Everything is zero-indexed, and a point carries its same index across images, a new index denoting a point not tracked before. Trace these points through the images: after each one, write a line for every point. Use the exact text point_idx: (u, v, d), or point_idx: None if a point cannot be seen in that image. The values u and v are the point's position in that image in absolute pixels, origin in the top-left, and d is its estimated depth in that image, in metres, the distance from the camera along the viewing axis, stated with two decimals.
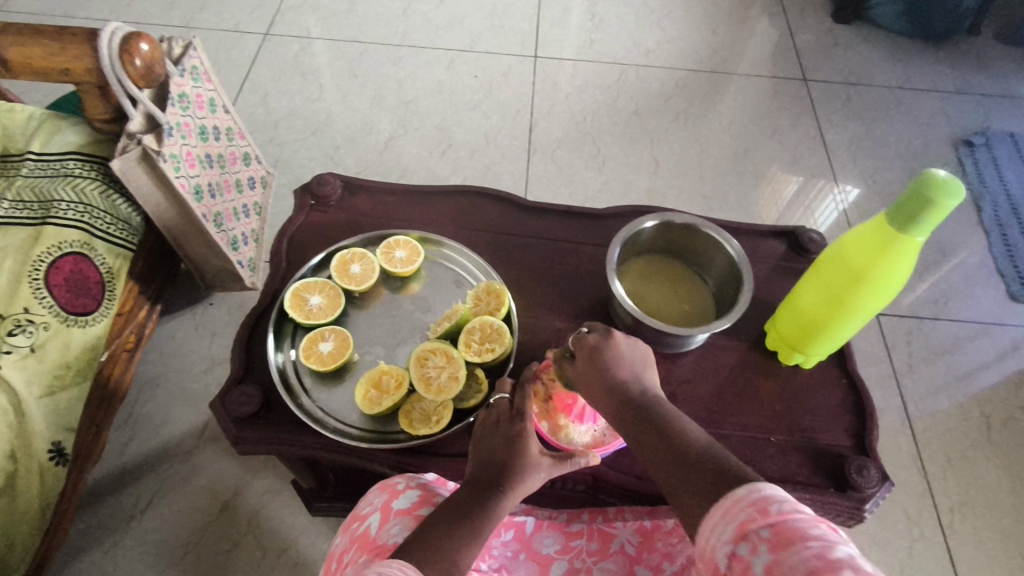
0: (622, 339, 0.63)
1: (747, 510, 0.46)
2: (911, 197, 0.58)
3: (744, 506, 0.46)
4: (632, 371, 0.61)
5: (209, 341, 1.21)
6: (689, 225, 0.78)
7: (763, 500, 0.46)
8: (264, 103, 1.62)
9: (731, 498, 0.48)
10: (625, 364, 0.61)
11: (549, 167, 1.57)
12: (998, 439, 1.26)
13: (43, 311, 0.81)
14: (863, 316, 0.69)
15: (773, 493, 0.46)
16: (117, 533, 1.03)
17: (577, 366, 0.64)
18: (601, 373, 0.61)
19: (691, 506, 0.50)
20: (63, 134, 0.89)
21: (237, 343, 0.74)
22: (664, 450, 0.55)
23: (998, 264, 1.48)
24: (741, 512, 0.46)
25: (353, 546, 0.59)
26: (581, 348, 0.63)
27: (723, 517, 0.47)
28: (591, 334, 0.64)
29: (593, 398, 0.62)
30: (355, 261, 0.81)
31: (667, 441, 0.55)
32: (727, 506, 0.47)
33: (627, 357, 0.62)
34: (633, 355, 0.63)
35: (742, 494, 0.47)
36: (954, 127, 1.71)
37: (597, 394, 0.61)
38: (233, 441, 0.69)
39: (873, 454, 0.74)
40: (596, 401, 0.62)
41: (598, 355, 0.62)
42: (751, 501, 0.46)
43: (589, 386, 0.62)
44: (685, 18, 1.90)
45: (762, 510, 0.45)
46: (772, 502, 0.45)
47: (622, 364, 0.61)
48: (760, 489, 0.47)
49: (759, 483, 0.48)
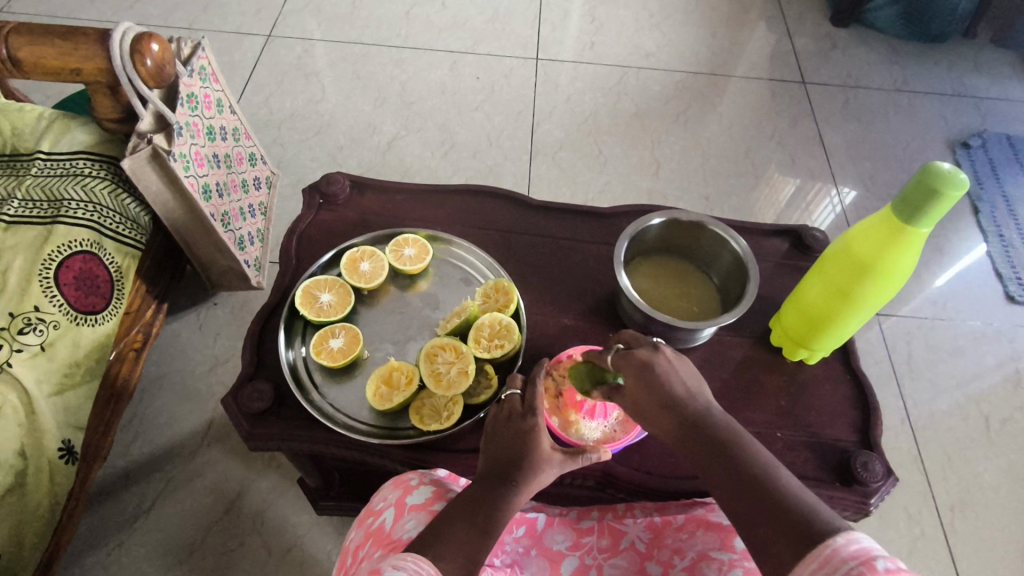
0: (673, 357, 0.63)
1: (851, 563, 0.43)
2: (916, 188, 0.59)
3: (845, 558, 0.44)
4: (689, 390, 0.60)
5: (214, 341, 1.21)
6: (695, 224, 0.79)
7: (865, 554, 0.43)
8: (267, 104, 1.63)
9: (826, 546, 0.45)
10: (680, 383, 0.60)
11: (550, 168, 1.58)
12: (996, 437, 1.27)
13: (54, 309, 0.81)
14: (870, 309, 0.70)
15: (877, 549, 0.44)
16: (123, 532, 1.03)
17: (628, 384, 0.62)
18: (657, 392, 0.60)
19: (771, 544, 0.49)
20: (73, 134, 0.90)
21: (248, 340, 0.75)
22: (735, 480, 0.54)
23: (996, 265, 1.50)
24: (843, 566, 0.44)
25: (367, 540, 0.60)
26: (632, 363, 0.62)
27: (819, 565, 0.45)
28: (643, 349, 0.63)
29: (651, 420, 0.61)
30: (365, 259, 0.81)
31: (738, 471, 0.54)
32: (824, 555, 0.45)
33: (681, 375, 0.61)
34: (685, 372, 0.62)
35: (837, 542, 0.45)
36: (951, 129, 1.73)
37: (654, 415, 0.60)
38: (245, 437, 0.70)
39: (878, 450, 0.74)
40: (656, 423, 0.61)
41: (653, 373, 0.61)
42: (852, 553, 0.44)
43: (646, 407, 0.61)
44: (684, 21, 1.91)
45: (868, 564, 0.43)
46: (878, 558, 0.43)
47: (678, 383, 0.60)
48: (861, 543, 0.44)
49: (854, 533, 0.46)
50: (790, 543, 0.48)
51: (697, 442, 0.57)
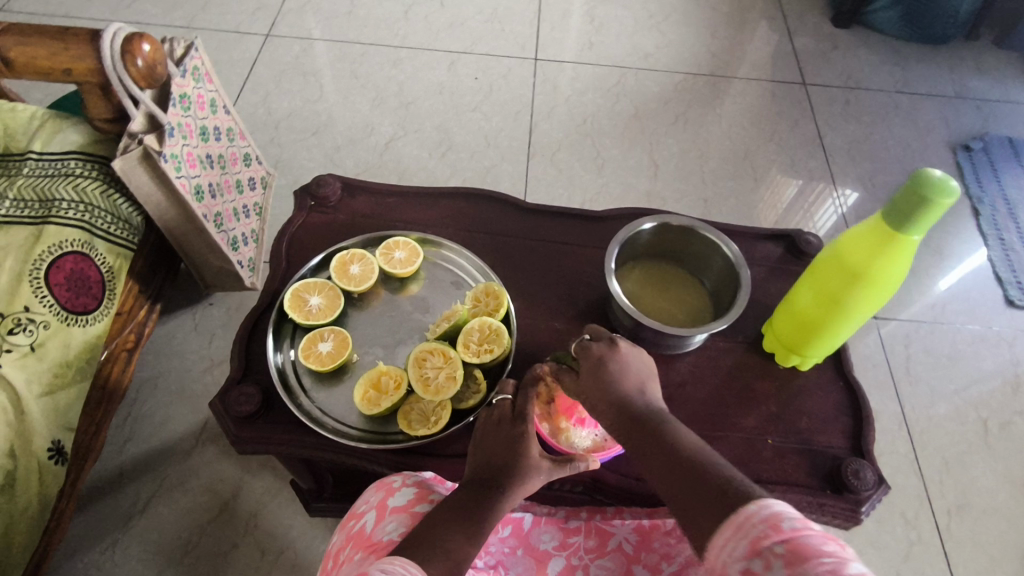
0: (627, 350, 0.64)
1: (760, 526, 0.44)
2: (907, 195, 0.58)
3: (755, 522, 0.44)
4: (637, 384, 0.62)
5: (208, 341, 1.21)
6: (687, 228, 0.78)
7: (774, 516, 0.44)
8: (265, 104, 1.63)
9: (740, 513, 0.46)
10: (629, 375, 0.62)
11: (548, 169, 1.58)
12: (994, 442, 1.26)
13: (44, 310, 0.81)
14: (861, 316, 0.69)
15: (786, 510, 0.44)
16: (115, 532, 1.03)
17: (581, 375, 0.64)
18: (606, 383, 0.62)
19: (698, 518, 0.49)
20: (65, 134, 0.90)
21: (237, 343, 0.75)
22: (668, 460, 0.54)
23: (996, 268, 1.49)
24: (752, 529, 0.44)
25: (348, 544, 0.60)
26: (586, 357, 0.64)
27: (732, 532, 0.45)
28: (598, 345, 0.64)
29: (599, 409, 0.62)
30: (354, 262, 0.81)
31: (671, 453, 0.54)
32: (738, 521, 0.45)
33: (632, 369, 0.63)
34: (638, 367, 0.63)
35: (750, 508, 0.46)
36: (952, 132, 1.72)
37: (601, 404, 0.62)
38: (232, 440, 0.70)
39: (869, 457, 0.74)
40: (602, 412, 0.62)
41: (603, 365, 0.62)
42: (763, 517, 0.44)
43: (594, 397, 0.62)
44: (685, 21, 1.90)
45: (773, 526, 0.43)
46: (784, 518, 0.43)
47: (628, 377, 0.62)
48: (772, 506, 0.44)
49: (768, 500, 0.46)
50: (714, 516, 0.48)
51: (636, 429, 0.58)
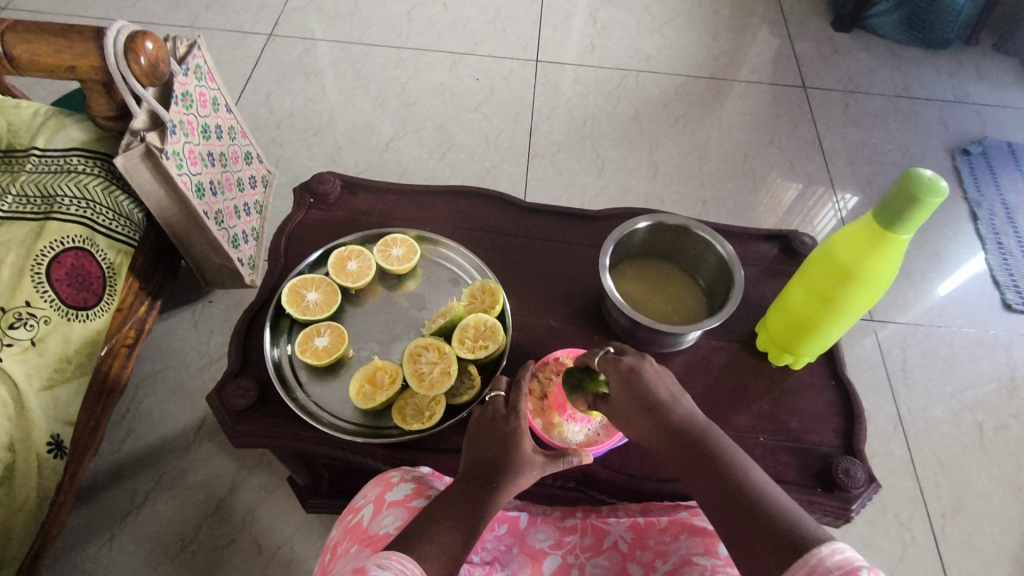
0: (658, 365, 0.63)
1: (836, 572, 0.45)
2: (896, 195, 0.59)
3: (829, 567, 0.45)
4: (672, 393, 0.61)
5: (208, 337, 1.22)
6: (682, 227, 0.79)
7: (849, 564, 0.45)
8: (267, 103, 1.64)
9: (812, 556, 0.47)
10: (666, 389, 0.61)
11: (548, 170, 1.59)
12: (990, 446, 1.26)
13: (44, 305, 0.82)
14: (853, 316, 0.70)
15: (857, 559, 0.45)
16: (113, 526, 1.04)
17: (613, 389, 0.63)
18: (642, 398, 0.61)
19: (756, 553, 0.50)
20: (67, 131, 0.91)
21: (234, 337, 0.76)
22: (720, 489, 0.55)
23: (993, 273, 1.49)
24: (828, 575, 0.45)
25: (346, 537, 0.61)
26: (618, 370, 0.63)
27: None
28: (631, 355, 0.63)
29: (637, 425, 0.62)
30: (352, 259, 0.82)
31: (723, 480, 0.55)
32: (809, 564, 0.46)
33: (666, 383, 0.62)
34: (671, 380, 0.63)
35: (822, 552, 0.47)
36: (951, 136, 1.73)
37: (640, 420, 0.61)
38: (229, 434, 0.71)
39: (861, 456, 0.74)
40: (642, 430, 0.62)
41: (638, 378, 0.61)
42: (837, 564, 0.45)
43: (630, 413, 0.62)
44: (686, 24, 1.92)
45: (852, 574, 0.44)
46: (860, 568, 0.44)
47: (665, 390, 0.61)
48: (843, 551, 0.46)
49: (836, 542, 0.47)
50: (777, 556, 0.49)
51: (683, 451, 0.58)
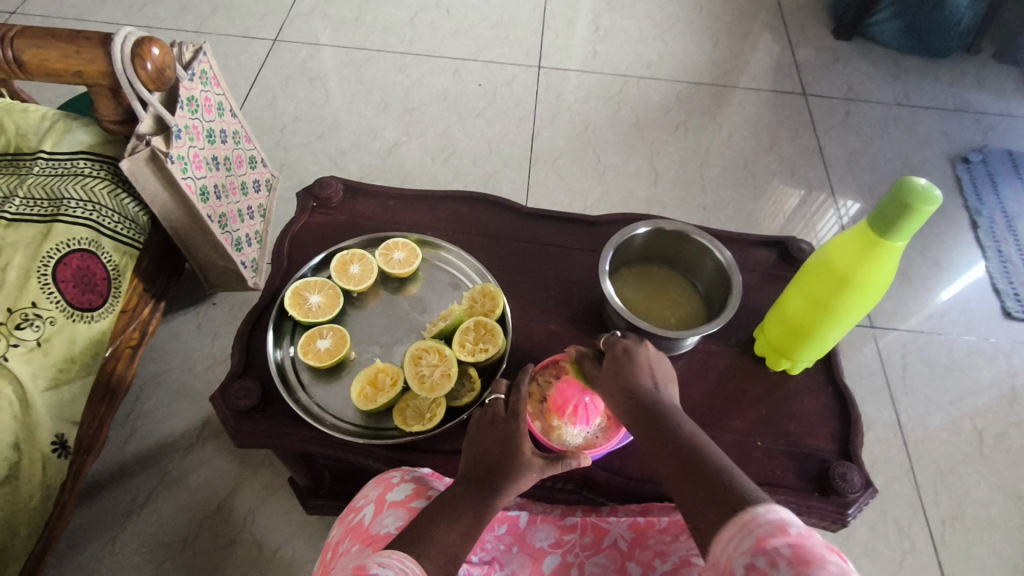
0: (652, 352, 0.67)
1: (765, 526, 0.46)
2: (890, 203, 0.60)
3: (761, 522, 0.46)
4: (655, 380, 0.65)
5: (211, 340, 1.23)
6: (681, 234, 0.80)
7: (782, 521, 0.45)
8: (271, 108, 1.65)
9: (746, 512, 0.48)
10: (648, 373, 0.65)
11: (549, 175, 1.60)
12: (989, 452, 1.27)
13: (50, 306, 0.83)
14: (849, 322, 0.71)
15: (793, 519, 0.46)
16: (115, 526, 1.04)
17: (603, 368, 0.67)
18: (625, 376, 0.65)
19: (702, 511, 0.51)
20: (74, 134, 0.92)
21: (238, 339, 0.76)
22: (677, 456, 0.56)
23: (993, 280, 1.50)
24: (759, 530, 0.46)
25: (347, 537, 0.61)
26: (612, 351, 0.67)
27: (736, 529, 0.47)
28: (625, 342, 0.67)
29: (614, 401, 0.65)
30: (354, 262, 0.83)
31: (682, 448, 0.57)
32: (744, 520, 0.47)
33: (654, 372, 0.65)
34: (658, 367, 0.66)
35: (755, 510, 0.47)
36: (951, 144, 1.74)
37: (621, 400, 0.64)
38: (232, 434, 0.71)
39: (857, 461, 0.75)
40: (618, 405, 0.65)
41: (626, 359, 0.66)
42: (769, 520, 0.46)
43: (611, 389, 0.65)
44: (687, 31, 1.93)
45: (781, 529, 0.45)
46: (790, 523, 0.45)
47: (647, 373, 0.65)
48: (777, 510, 0.47)
49: (773, 504, 0.48)
50: (719, 513, 0.50)
51: (650, 423, 0.61)
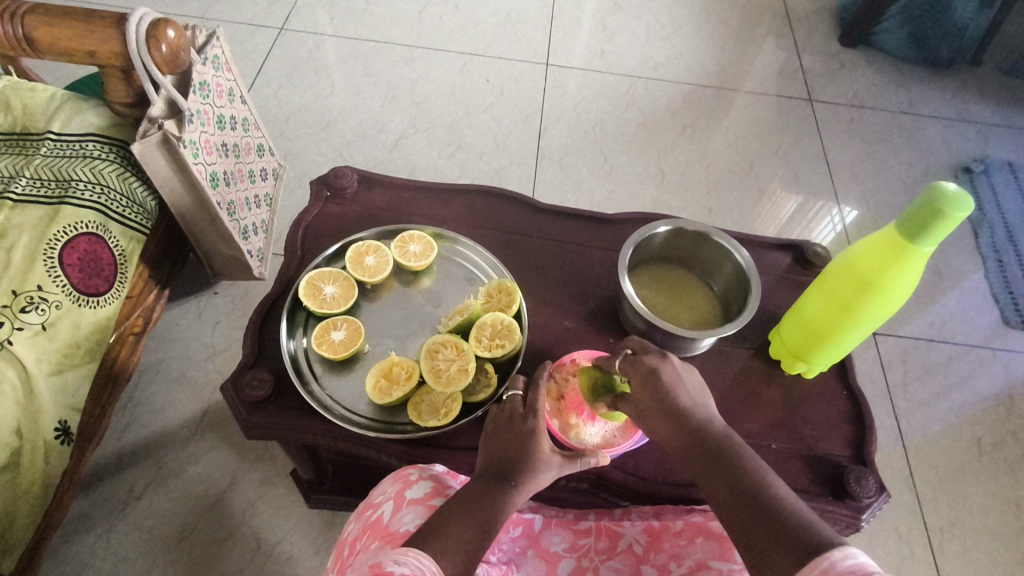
0: (678, 363, 0.64)
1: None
2: (922, 208, 0.60)
3: (840, 572, 0.44)
4: (692, 397, 0.62)
5: (213, 329, 1.21)
6: (700, 234, 0.79)
7: (860, 570, 0.44)
8: (277, 97, 1.64)
9: (821, 559, 0.46)
10: (687, 393, 0.62)
11: (556, 173, 1.59)
12: (987, 461, 1.28)
13: (57, 290, 0.81)
14: (867, 327, 0.71)
15: (869, 564, 0.44)
16: (113, 516, 1.02)
17: (634, 388, 0.64)
18: (661, 398, 0.61)
19: (769, 555, 0.50)
20: (83, 116, 0.90)
21: (250, 328, 0.75)
22: (737, 490, 0.55)
23: (994, 290, 1.51)
24: None
25: (365, 533, 0.60)
26: (638, 369, 0.63)
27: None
28: (651, 356, 0.64)
29: (653, 424, 0.62)
30: (369, 254, 0.82)
31: (741, 483, 0.55)
32: (821, 568, 0.46)
33: (688, 387, 0.62)
34: (691, 382, 0.63)
35: (833, 557, 0.46)
36: (954, 154, 1.75)
37: (660, 422, 0.61)
38: (243, 425, 0.70)
39: (871, 466, 0.75)
40: (658, 428, 0.62)
41: (659, 380, 0.62)
42: (848, 568, 0.44)
43: (649, 412, 0.62)
44: (695, 33, 1.93)
45: None
46: (872, 573, 0.43)
47: (684, 393, 0.62)
48: (857, 557, 0.45)
49: (849, 548, 0.46)
50: (792, 557, 0.48)
51: (696, 449, 0.59)
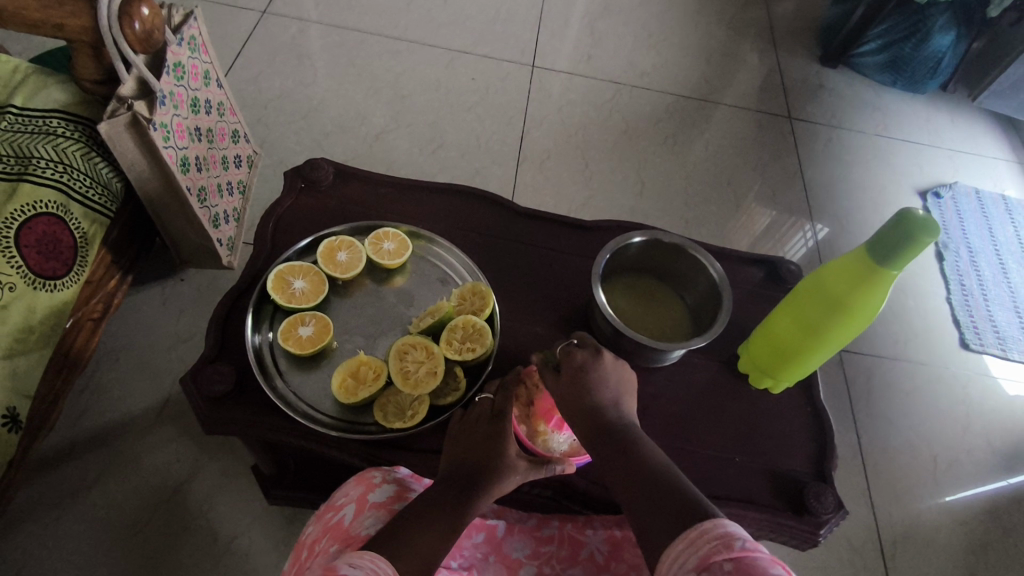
0: (609, 361, 0.65)
1: (713, 543, 0.45)
2: (892, 230, 0.61)
3: (710, 538, 0.45)
4: (612, 395, 0.63)
5: (176, 317, 1.18)
6: (677, 246, 0.79)
7: (728, 536, 0.45)
8: (256, 82, 1.60)
9: (693, 528, 0.47)
10: (609, 390, 0.63)
11: (537, 176, 1.59)
12: (941, 478, 1.31)
13: (10, 270, 0.78)
14: (834, 346, 0.72)
15: (738, 532, 0.45)
16: (60, 506, 0.99)
17: (559, 377, 0.64)
18: (583, 391, 0.62)
19: (657, 529, 0.50)
20: (48, 92, 0.87)
21: (214, 320, 0.73)
22: (636, 475, 0.55)
23: (955, 312, 1.55)
24: (706, 546, 0.45)
25: (324, 535, 0.59)
26: (568, 361, 0.64)
27: (688, 547, 0.46)
28: (581, 351, 0.65)
29: (568, 410, 0.63)
30: (342, 249, 0.80)
31: (642, 471, 0.55)
32: (692, 538, 0.46)
33: (609, 382, 0.64)
34: (615, 380, 0.64)
35: (707, 527, 0.46)
36: (923, 178, 1.79)
37: (572, 408, 0.62)
38: (201, 419, 0.68)
39: (831, 483, 0.76)
40: (570, 414, 0.63)
41: (584, 375, 0.63)
42: (716, 535, 0.45)
43: (566, 398, 0.63)
44: (681, 44, 1.94)
45: (726, 544, 0.44)
46: (736, 537, 0.44)
47: (605, 390, 0.63)
48: (727, 527, 0.45)
49: (723, 521, 0.47)
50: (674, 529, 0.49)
51: (603, 432, 0.60)
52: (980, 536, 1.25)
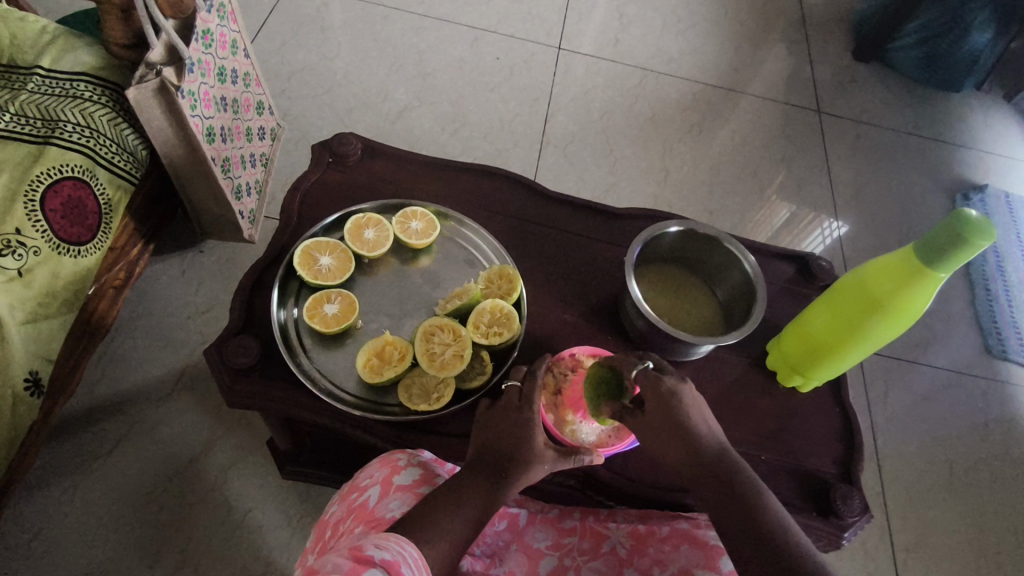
0: (694, 387, 0.63)
1: None
2: (944, 230, 0.59)
3: None
4: (703, 423, 0.61)
5: (195, 288, 1.17)
6: (712, 238, 0.77)
7: None
8: (279, 54, 1.58)
9: None
10: (699, 416, 0.61)
11: (560, 161, 1.56)
12: (958, 484, 1.29)
13: (36, 235, 0.77)
14: (869, 347, 0.70)
15: None
16: (76, 472, 0.99)
17: (645, 407, 0.62)
18: (674, 424, 0.60)
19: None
20: (76, 55, 0.86)
21: (239, 293, 0.72)
22: (747, 527, 0.55)
23: (980, 318, 1.52)
24: None
25: (349, 517, 0.59)
26: (655, 388, 0.61)
27: None
28: (669, 376, 0.62)
29: (659, 444, 0.61)
30: (369, 227, 0.79)
31: (754, 518, 0.55)
32: None
33: (698, 406, 0.62)
34: (704, 405, 0.62)
35: None
36: (953, 179, 1.76)
37: (666, 439, 0.61)
38: (224, 393, 0.68)
39: (857, 485, 0.75)
40: (662, 447, 0.61)
41: (675, 405, 0.60)
42: None
43: (655, 431, 0.61)
44: (711, 31, 1.90)
45: None
46: None
47: (698, 420, 0.61)
48: None
49: None
50: None
51: (710, 483, 0.59)
52: (993, 543, 1.24)
